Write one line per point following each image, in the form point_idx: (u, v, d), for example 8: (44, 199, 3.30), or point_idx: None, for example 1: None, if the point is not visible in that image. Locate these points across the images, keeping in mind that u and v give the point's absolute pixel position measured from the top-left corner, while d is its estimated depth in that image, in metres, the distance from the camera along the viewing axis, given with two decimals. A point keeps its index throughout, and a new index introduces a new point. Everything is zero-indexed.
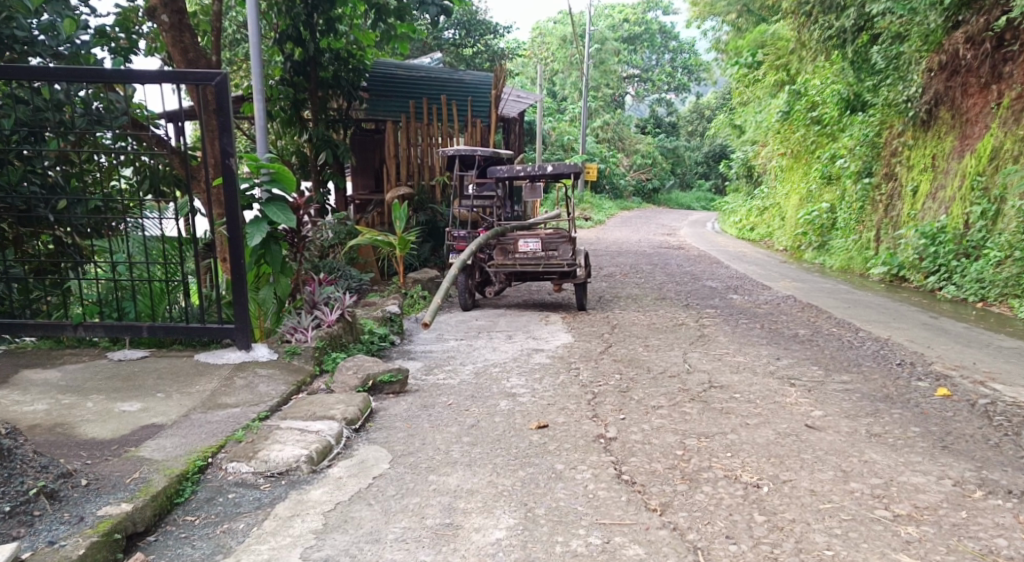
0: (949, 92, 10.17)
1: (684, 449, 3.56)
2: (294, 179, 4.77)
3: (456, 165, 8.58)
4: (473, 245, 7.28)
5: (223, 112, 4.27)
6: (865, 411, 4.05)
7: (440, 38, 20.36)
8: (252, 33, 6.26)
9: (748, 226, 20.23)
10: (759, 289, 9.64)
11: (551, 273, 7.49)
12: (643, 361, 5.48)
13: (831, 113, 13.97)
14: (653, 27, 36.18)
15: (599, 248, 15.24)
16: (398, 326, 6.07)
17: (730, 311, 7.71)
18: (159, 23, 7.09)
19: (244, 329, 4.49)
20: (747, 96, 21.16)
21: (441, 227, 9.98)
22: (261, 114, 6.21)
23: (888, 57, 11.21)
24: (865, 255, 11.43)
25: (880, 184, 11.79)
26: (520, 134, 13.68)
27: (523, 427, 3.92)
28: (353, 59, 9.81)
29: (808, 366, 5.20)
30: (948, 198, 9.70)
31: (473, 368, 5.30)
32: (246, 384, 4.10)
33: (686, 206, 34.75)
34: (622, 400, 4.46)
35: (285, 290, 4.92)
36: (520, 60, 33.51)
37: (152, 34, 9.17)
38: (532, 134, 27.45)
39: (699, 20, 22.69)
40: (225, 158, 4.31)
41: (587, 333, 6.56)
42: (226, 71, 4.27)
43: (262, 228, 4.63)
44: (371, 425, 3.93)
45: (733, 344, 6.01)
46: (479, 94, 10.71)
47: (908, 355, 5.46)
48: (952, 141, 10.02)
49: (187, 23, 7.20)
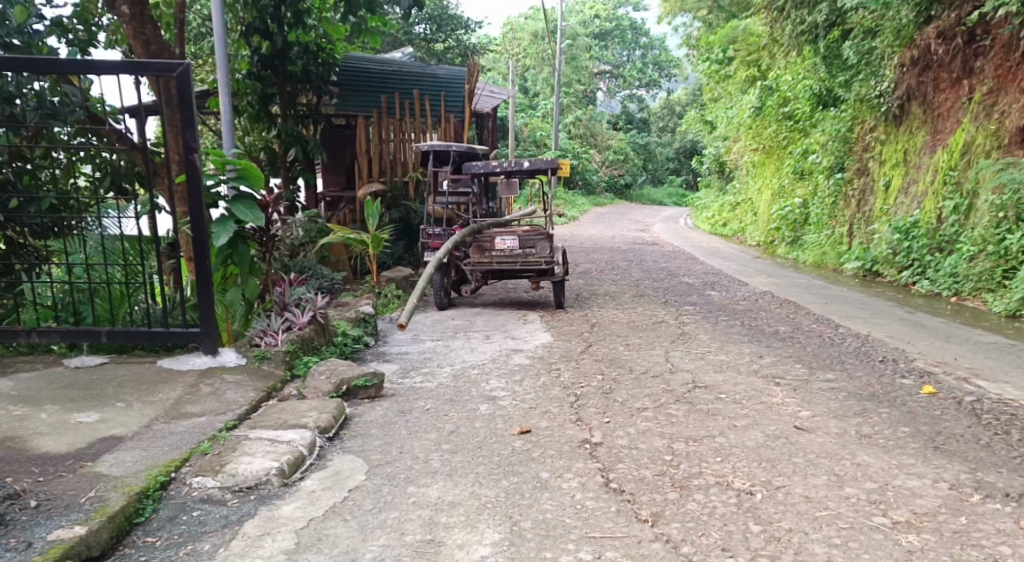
0: (921, 87, 10.19)
1: (672, 454, 3.45)
2: (262, 176, 4.54)
3: (429, 161, 8.38)
4: (450, 243, 7.07)
5: (186, 104, 4.03)
6: (853, 411, 3.98)
7: (411, 32, 20.08)
8: (218, 29, 6.00)
9: (720, 221, 20.31)
10: (735, 285, 9.62)
11: (529, 271, 7.35)
12: (624, 361, 5.36)
13: (804, 108, 14.01)
14: (623, 23, 36.22)
15: (573, 245, 15.16)
16: (372, 327, 5.88)
17: (709, 308, 7.65)
18: (120, 15, 6.82)
19: (210, 334, 4.26)
20: (718, 92, 21.22)
21: (415, 225, 9.78)
22: (227, 112, 5.95)
23: (860, 52, 11.11)
24: (839, 250, 11.49)
25: (853, 179, 11.85)
26: (494, 129, 13.49)
27: (505, 433, 3.77)
28: (323, 53, 9.57)
29: (791, 364, 5.13)
30: (921, 192, 9.76)
31: (451, 370, 5.13)
32: (212, 391, 3.88)
33: (658, 201, 34.93)
34: (606, 402, 4.33)
35: (254, 291, 4.70)
36: (491, 56, 33.25)
37: (112, 27, 8.83)
38: (504, 129, 27.26)
39: (671, 16, 22.69)
40: (188, 153, 4.07)
41: (566, 332, 6.43)
42: (190, 61, 4.02)
43: (229, 227, 4.41)
44: (346, 433, 3.74)
45: (714, 342, 5.94)
46: (453, 89, 10.49)
47: (890, 351, 5.43)
48: (923, 135, 10.06)
49: (148, 14, 6.95)
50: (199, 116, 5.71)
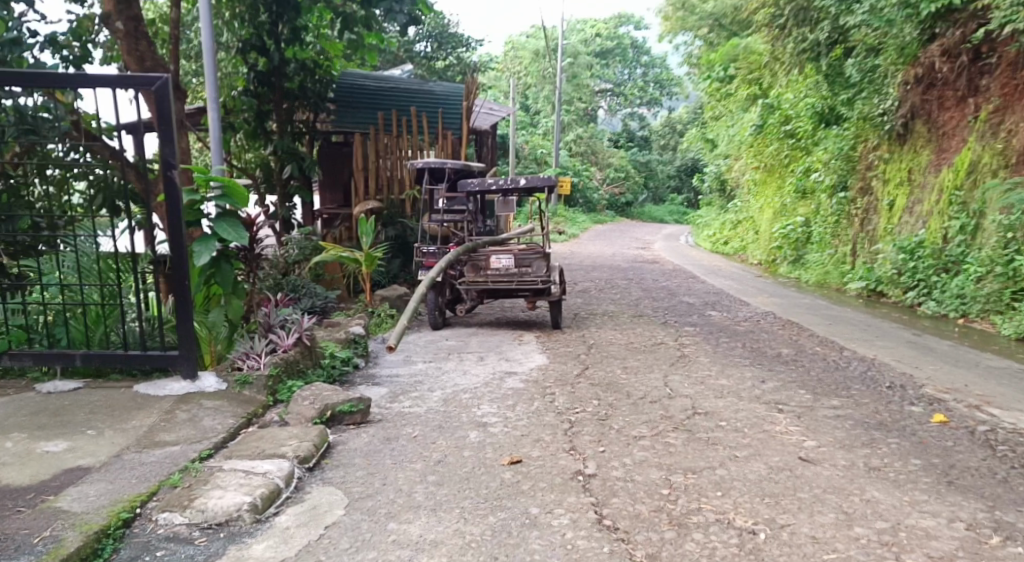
0: (925, 105, 10.09)
1: (670, 488, 3.26)
2: (246, 194, 4.38)
3: (424, 178, 8.25)
4: (443, 262, 6.89)
5: (165, 120, 3.89)
6: (860, 441, 3.81)
7: (412, 49, 20.09)
8: (206, 53, 5.92)
9: (721, 239, 20.16)
10: (737, 305, 9.45)
11: (525, 291, 7.19)
12: (622, 385, 5.18)
13: (806, 126, 13.92)
14: (625, 41, 36.33)
15: (572, 262, 15.00)
16: (363, 348, 5.72)
17: (710, 329, 7.48)
18: (114, 30, 6.77)
19: (189, 357, 4.09)
20: (719, 111, 21.18)
21: (411, 243, 9.60)
22: (216, 135, 5.85)
23: (863, 70, 11.32)
24: (842, 270, 11.34)
25: (856, 198, 11.70)
26: (493, 147, 13.39)
27: (495, 463, 3.59)
28: (319, 70, 9.49)
29: (794, 389, 4.94)
30: (926, 211, 9.63)
31: (442, 394, 4.95)
32: (189, 418, 3.70)
33: (659, 219, 34.86)
34: (602, 429, 4.15)
35: (237, 312, 4.53)
36: (493, 73, 33.34)
37: (108, 43, 8.74)
38: (504, 147, 27.22)
39: (671, 35, 22.71)
40: (167, 170, 3.93)
41: (562, 353, 6.25)
42: (169, 75, 3.87)
43: (212, 246, 4.25)
44: (328, 463, 3.56)
45: (715, 365, 5.76)
46: (451, 106, 10.45)
47: (897, 377, 5.26)
48: (927, 154, 9.97)
49: (143, 30, 6.91)
50: (188, 132, 5.59)
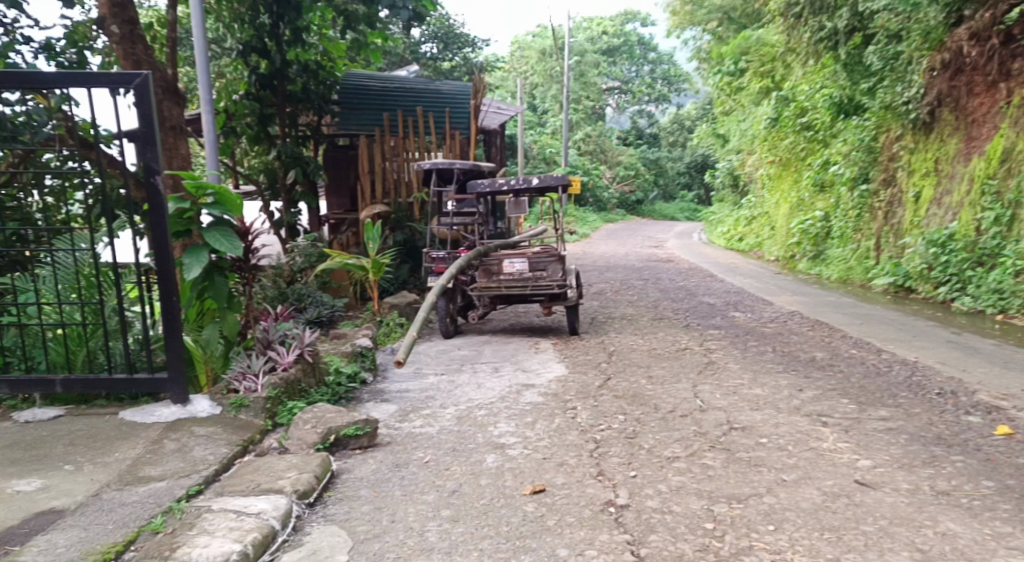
0: (953, 92, 9.60)
1: (714, 521, 2.90)
2: (240, 201, 4.08)
3: (432, 180, 7.91)
4: (454, 268, 6.53)
5: (145, 120, 3.55)
6: (920, 460, 3.44)
7: (417, 51, 19.81)
8: (200, 65, 5.68)
9: (736, 236, 19.73)
10: (761, 305, 9.05)
11: (540, 295, 6.84)
12: (648, 397, 4.82)
13: (824, 118, 13.53)
14: (632, 38, 35.88)
15: (585, 263, 14.62)
16: (370, 362, 5.43)
17: (735, 332, 7.09)
18: (110, 35, 6.75)
19: (178, 380, 3.74)
20: (729, 105, 20.75)
21: (419, 247, 9.22)
22: (210, 151, 5.61)
23: (884, 58, 10.66)
24: (866, 265, 10.95)
25: (879, 191, 11.27)
26: (502, 146, 13.00)
27: (516, 493, 3.24)
28: (323, 71, 9.21)
29: (835, 398, 4.56)
30: (955, 203, 9.23)
31: (456, 411, 4.61)
32: (178, 448, 3.37)
33: (670, 216, 34.42)
34: (631, 450, 3.80)
35: (232, 329, 4.19)
36: (499, 73, 33.02)
37: (106, 49, 8.49)
38: (513, 147, 26.89)
39: (679, 30, 22.28)
40: (149, 176, 3.58)
41: (581, 362, 5.90)
42: (149, 71, 3.55)
43: (202, 259, 3.92)
44: (331, 496, 3.23)
45: (746, 372, 5.38)
46: (458, 105, 9.98)
47: (946, 383, 4.87)
48: (955, 143, 9.54)
49: (138, 33, 6.87)
50: (183, 131, 5.27)
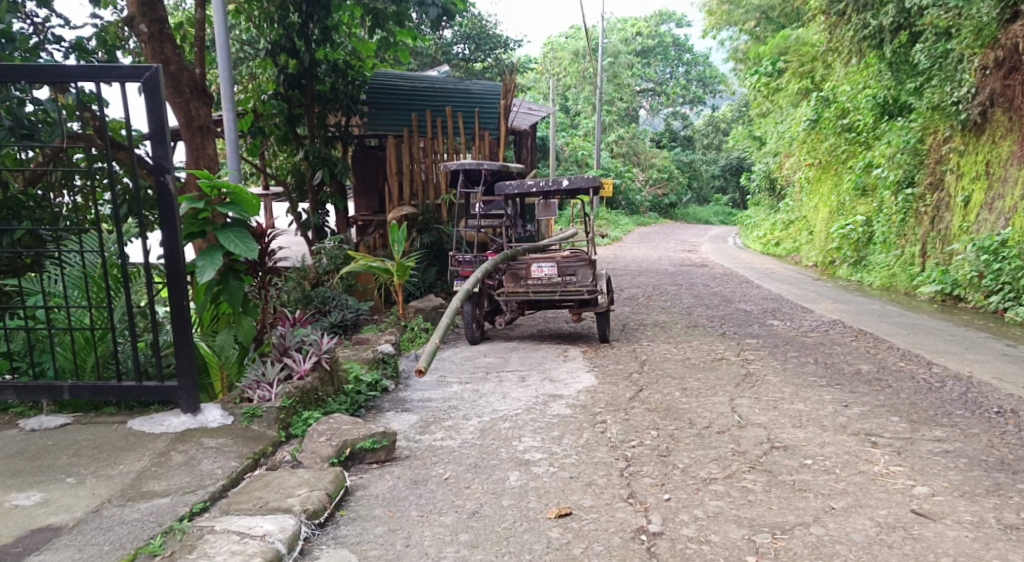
0: (1007, 91, 9.10)
1: (755, 555, 2.66)
2: (255, 201, 3.93)
3: (459, 181, 7.73)
4: (481, 272, 6.33)
5: (155, 116, 3.43)
6: (984, 488, 3.14)
7: (449, 52, 19.72)
8: (223, 76, 5.68)
9: (773, 240, 19.23)
10: (801, 313, 8.69)
11: (569, 301, 6.65)
12: (682, 411, 4.56)
13: (866, 119, 13.11)
14: (666, 40, 35.38)
15: (616, 267, 14.33)
16: (392, 369, 5.31)
17: (774, 341, 6.76)
18: (138, 34, 6.75)
19: (189, 388, 3.61)
20: (766, 107, 20.24)
21: (447, 250, 9.03)
22: (232, 160, 5.61)
23: (933, 56, 10.15)
24: (911, 272, 10.50)
25: (924, 195, 10.80)
26: (533, 149, 12.79)
27: (539, 516, 3.03)
28: (352, 71, 9.09)
29: (885, 416, 4.25)
30: (1009, 208, 8.80)
31: (479, 423, 4.42)
32: (185, 461, 3.23)
33: (704, 220, 33.85)
34: (664, 470, 3.56)
35: (247, 334, 4.06)
36: (532, 75, 32.87)
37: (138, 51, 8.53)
38: (545, 150, 26.69)
39: (715, 30, 21.82)
40: (160, 175, 3.45)
41: (611, 372, 5.65)
42: (159, 65, 3.43)
43: (216, 261, 3.79)
44: (343, 516, 3.05)
45: (787, 385, 5.08)
46: (488, 105, 9.81)
47: (1006, 401, 4.52)
48: (1010, 144, 9.07)
49: (166, 32, 6.86)
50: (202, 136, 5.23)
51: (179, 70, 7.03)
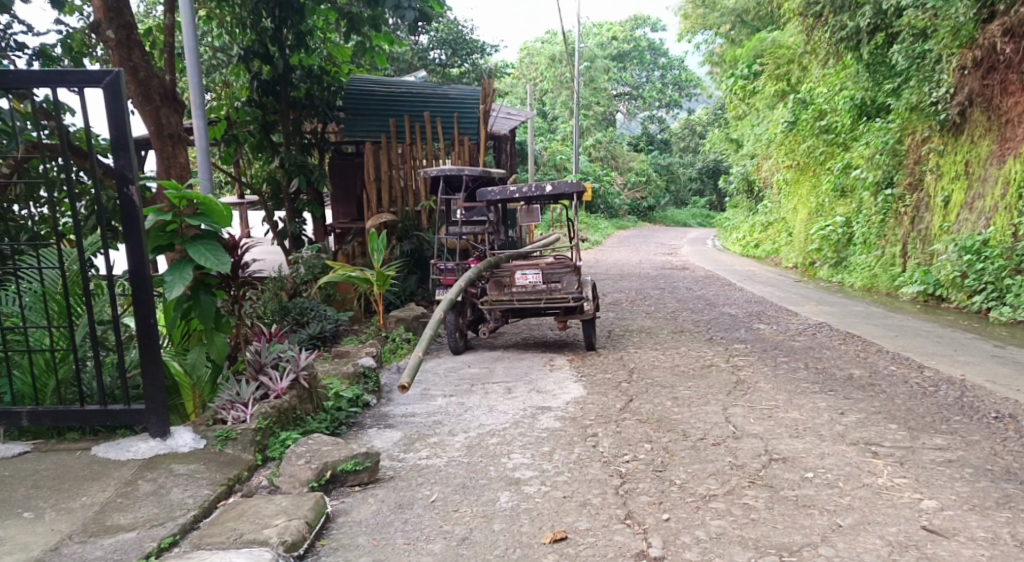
0: (984, 91, 9.13)
1: None
2: (227, 212, 3.75)
3: (439, 187, 7.54)
4: (463, 281, 6.15)
5: (117, 123, 3.22)
6: (993, 500, 3.04)
7: (426, 57, 19.54)
8: (193, 82, 5.45)
9: (752, 242, 19.24)
10: (786, 316, 8.62)
11: (555, 309, 6.44)
12: (675, 422, 4.43)
13: (843, 121, 13.10)
14: (641, 44, 35.48)
15: (598, 272, 14.22)
16: (373, 384, 5.13)
17: (762, 346, 6.67)
18: (104, 40, 6.51)
19: (157, 411, 3.38)
20: (742, 109, 20.28)
21: (428, 257, 8.84)
22: (202, 170, 5.41)
23: (910, 57, 10.08)
24: (892, 272, 10.51)
25: (904, 195, 10.82)
26: (512, 153, 12.63)
27: (533, 542, 2.87)
28: (328, 77, 8.89)
29: (883, 424, 4.15)
30: (989, 207, 8.80)
31: (465, 439, 4.25)
32: (154, 491, 3.02)
33: (683, 223, 33.92)
34: (661, 486, 3.41)
35: (221, 351, 3.86)
36: (508, 80, 32.76)
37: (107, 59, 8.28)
38: (523, 154, 26.56)
39: (690, 34, 21.85)
40: (124, 186, 3.24)
41: (600, 381, 5.50)
42: (120, 69, 3.23)
43: (186, 275, 3.60)
44: (325, 546, 2.86)
45: (780, 392, 4.97)
46: (467, 110, 9.61)
47: (1002, 405, 4.45)
48: (988, 144, 9.11)
49: (134, 38, 6.68)
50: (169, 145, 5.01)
51: (148, 77, 6.79)
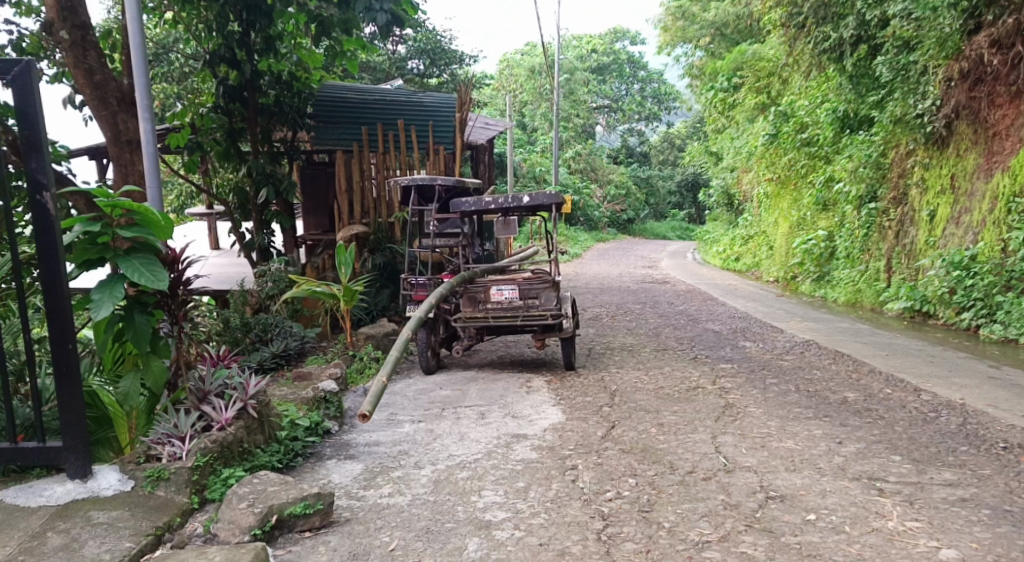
0: (972, 103, 8.99)
1: None
2: (163, 222, 3.36)
3: (411, 197, 7.17)
4: (435, 296, 5.76)
5: (27, 119, 2.83)
6: (1018, 550, 2.74)
7: (404, 67, 19.23)
8: (139, 84, 5.00)
9: (732, 256, 19.07)
10: (771, 333, 8.35)
11: (533, 326, 6.10)
12: (661, 453, 4.08)
13: (826, 134, 12.96)
14: (621, 57, 35.45)
15: (578, 285, 13.91)
16: (336, 409, 4.76)
17: (750, 366, 6.36)
18: (58, 40, 6.21)
19: (79, 449, 2.98)
20: (722, 122, 20.17)
21: (400, 270, 8.42)
22: (151, 179, 5.02)
23: (895, 68, 9.96)
24: (876, 288, 10.31)
25: (888, 209, 10.64)
26: (490, 164, 12.27)
27: None
28: (297, 83, 8.56)
29: (885, 455, 3.83)
30: (976, 221, 8.63)
31: (433, 473, 3.86)
32: (66, 545, 2.62)
33: (662, 235, 33.84)
34: (648, 531, 3.06)
35: (158, 379, 3.46)
36: (488, 91, 32.52)
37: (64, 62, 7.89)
38: (503, 166, 26.25)
39: (670, 47, 21.73)
40: (37, 192, 2.85)
41: (580, 405, 5.14)
42: (32, 58, 2.85)
43: (115, 295, 3.20)
44: None
45: (772, 418, 4.65)
46: (442, 118, 9.26)
47: (1010, 434, 4.16)
48: (975, 157, 8.97)
49: (91, 39, 6.41)
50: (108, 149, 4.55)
51: (106, 81, 6.42)
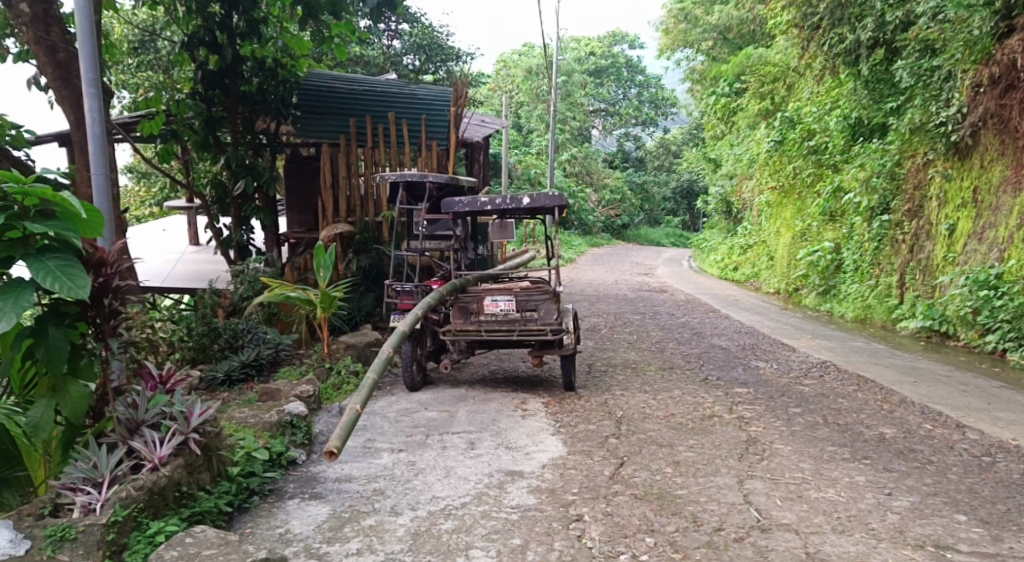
0: (1002, 111, 8.35)
1: None
2: (91, 215, 2.80)
3: (398, 196, 6.54)
4: (422, 306, 5.13)
5: None
6: None
7: (398, 62, 18.52)
8: (85, 60, 4.33)
9: (731, 265, 18.54)
10: (783, 351, 7.76)
11: (529, 341, 5.48)
12: (680, 501, 3.47)
13: (835, 142, 12.43)
14: (619, 60, 34.83)
15: (573, 291, 13.31)
16: (305, 434, 4.11)
17: (767, 390, 5.76)
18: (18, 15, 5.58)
19: None
20: (722, 129, 19.61)
21: (384, 272, 7.74)
22: (97, 167, 4.39)
23: (916, 73, 9.31)
24: (888, 304, 9.79)
25: (902, 221, 10.06)
26: (485, 164, 11.61)
27: None
28: (283, 71, 7.91)
29: (947, 514, 3.25)
30: (1001, 237, 8.12)
31: (411, 521, 3.25)
32: None
33: (656, 242, 33.39)
34: None
35: (77, 408, 2.84)
36: (484, 91, 31.77)
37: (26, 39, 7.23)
38: (498, 167, 25.58)
39: (671, 51, 21.14)
40: None
41: (582, 435, 4.53)
42: None
43: (21, 304, 2.58)
44: None
45: (803, 458, 4.06)
46: (435, 112, 8.63)
47: None
48: (1000, 169, 8.46)
49: (54, 14, 5.75)
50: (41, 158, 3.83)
51: (72, 62, 5.79)
